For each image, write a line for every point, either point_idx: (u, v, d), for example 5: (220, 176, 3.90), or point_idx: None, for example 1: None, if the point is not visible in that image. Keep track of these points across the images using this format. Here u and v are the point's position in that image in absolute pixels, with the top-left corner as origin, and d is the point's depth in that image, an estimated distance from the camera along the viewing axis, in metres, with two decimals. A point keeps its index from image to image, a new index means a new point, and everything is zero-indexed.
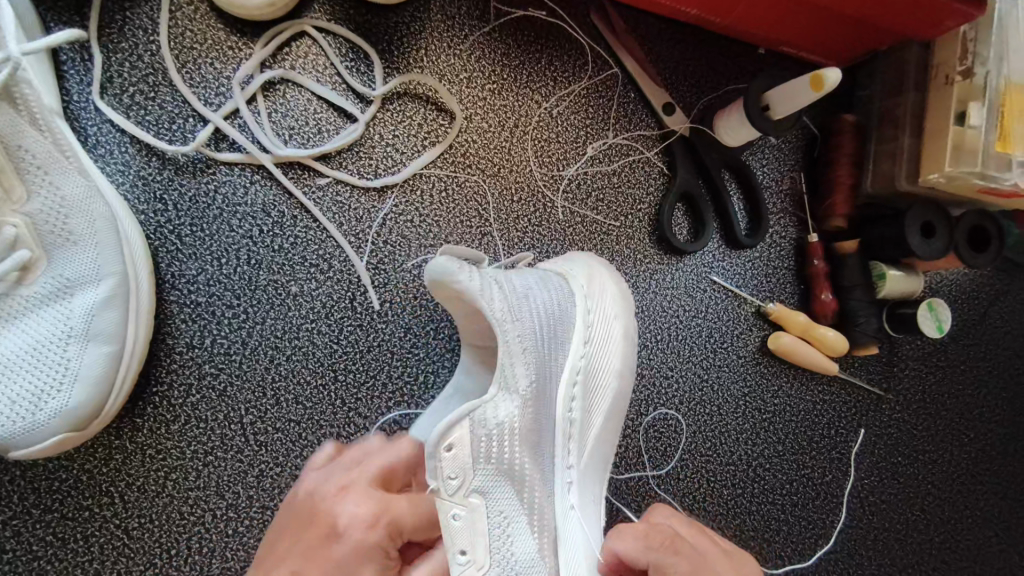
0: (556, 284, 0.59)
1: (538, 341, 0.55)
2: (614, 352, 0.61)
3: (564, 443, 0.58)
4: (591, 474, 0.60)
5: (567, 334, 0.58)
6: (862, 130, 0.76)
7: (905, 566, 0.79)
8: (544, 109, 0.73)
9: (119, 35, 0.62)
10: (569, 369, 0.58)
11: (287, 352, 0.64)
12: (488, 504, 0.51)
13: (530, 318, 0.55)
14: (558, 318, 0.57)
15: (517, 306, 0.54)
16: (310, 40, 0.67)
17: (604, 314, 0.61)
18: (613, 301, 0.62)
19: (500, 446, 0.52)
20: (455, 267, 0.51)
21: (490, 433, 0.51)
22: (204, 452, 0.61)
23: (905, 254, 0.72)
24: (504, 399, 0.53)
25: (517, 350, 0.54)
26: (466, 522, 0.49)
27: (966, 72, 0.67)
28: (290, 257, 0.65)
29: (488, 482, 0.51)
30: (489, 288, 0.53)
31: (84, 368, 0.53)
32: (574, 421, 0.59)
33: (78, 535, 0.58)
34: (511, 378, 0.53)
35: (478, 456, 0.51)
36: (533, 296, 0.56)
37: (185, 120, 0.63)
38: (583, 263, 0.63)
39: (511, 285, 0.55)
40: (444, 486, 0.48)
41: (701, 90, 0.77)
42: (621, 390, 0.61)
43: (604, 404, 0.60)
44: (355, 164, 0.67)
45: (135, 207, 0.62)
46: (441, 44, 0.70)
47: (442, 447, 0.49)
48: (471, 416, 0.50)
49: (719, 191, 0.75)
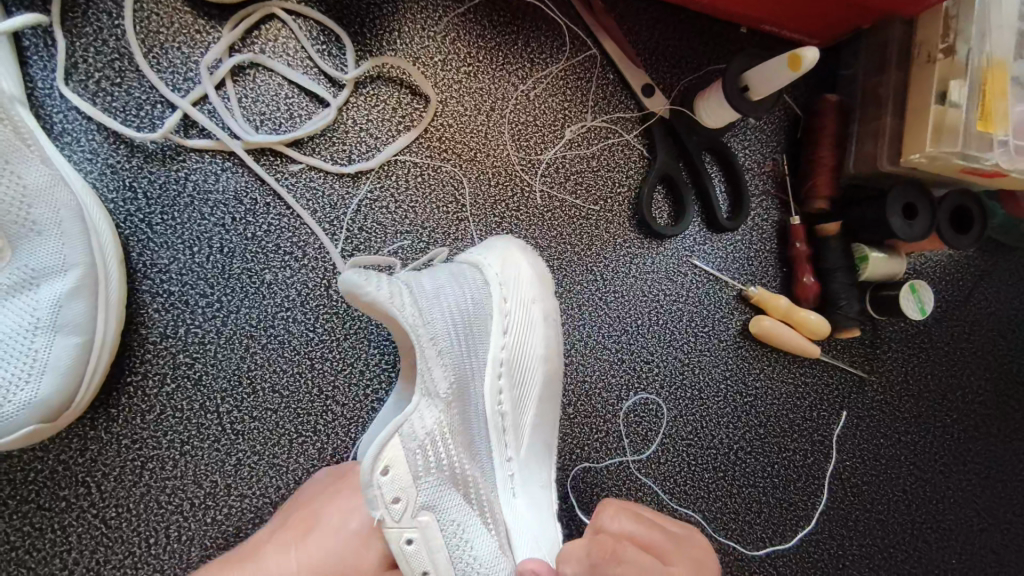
0: (467, 276, 0.58)
1: (453, 340, 0.55)
2: (536, 337, 0.60)
3: (499, 436, 0.58)
4: (535, 462, 0.60)
5: (482, 327, 0.57)
6: (845, 110, 0.76)
7: (887, 547, 0.79)
8: (521, 92, 0.72)
9: (83, 20, 0.61)
10: (491, 362, 0.58)
11: (262, 341, 0.63)
12: (439, 518, 0.51)
13: (443, 317, 0.55)
14: (470, 312, 0.57)
15: (427, 308, 0.54)
16: (279, 23, 0.66)
17: (520, 301, 0.59)
18: (528, 286, 0.60)
19: (438, 450, 0.53)
20: (363, 279, 0.50)
21: (423, 443, 0.52)
22: (180, 442, 0.61)
23: (888, 235, 0.72)
24: (428, 406, 0.53)
25: (431, 353, 0.54)
26: (422, 543, 0.50)
27: (948, 50, 0.66)
28: (263, 245, 0.64)
29: (436, 495, 0.52)
30: (399, 293, 0.52)
31: (52, 359, 0.52)
32: (505, 413, 0.59)
33: (54, 525, 0.58)
34: (431, 384, 0.54)
35: (419, 471, 0.51)
36: (444, 293, 0.55)
37: (154, 106, 0.62)
38: (499, 249, 0.61)
39: (420, 286, 0.54)
40: (389, 513, 0.49)
41: (682, 70, 0.76)
42: (548, 374, 0.61)
43: (534, 393, 0.60)
44: (328, 149, 0.66)
45: (104, 195, 0.61)
46: (414, 25, 0.69)
47: (379, 470, 0.49)
48: (397, 434, 0.50)
49: (700, 174, 0.74)
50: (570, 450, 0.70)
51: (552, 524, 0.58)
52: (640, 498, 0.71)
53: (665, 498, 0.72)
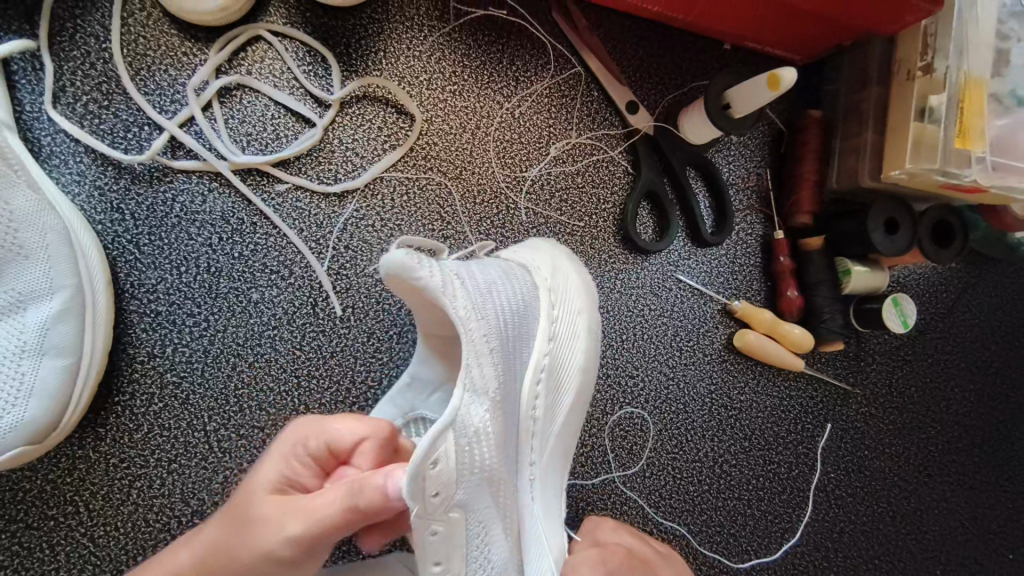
0: (518, 276, 0.58)
1: (504, 340, 0.54)
2: (576, 344, 0.62)
3: (527, 440, 0.59)
4: (555, 468, 0.61)
5: (531, 330, 0.58)
6: (827, 126, 0.76)
7: (872, 558, 0.80)
8: (506, 109, 0.72)
9: (71, 44, 0.62)
10: (533, 366, 0.58)
11: (250, 359, 0.64)
12: (468, 517, 0.50)
13: (499, 317, 0.54)
14: (523, 313, 0.56)
15: (483, 303, 0.53)
16: (266, 45, 0.66)
17: (566, 309, 0.61)
18: (574, 295, 0.62)
19: (479, 453, 0.50)
20: (417, 264, 0.48)
21: (469, 440, 0.49)
22: (167, 460, 0.61)
23: (870, 249, 0.72)
24: (474, 404, 0.50)
25: (484, 350, 0.51)
26: (445, 534, 0.48)
27: (926, 68, 0.67)
28: (250, 264, 0.65)
29: (467, 494, 0.49)
30: (454, 285, 0.51)
31: (39, 382, 0.53)
32: (538, 417, 0.59)
33: (43, 545, 0.58)
34: (480, 379, 0.51)
35: (461, 468, 0.48)
36: (498, 290, 0.55)
37: (141, 128, 0.63)
38: (547, 254, 0.64)
39: (473, 280, 0.53)
40: (427, 505, 0.45)
41: (665, 87, 0.77)
42: (583, 384, 0.62)
43: (567, 397, 0.61)
44: (314, 169, 0.66)
45: (91, 217, 0.62)
46: (400, 46, 0.70)
47: (429, 463, 0.44)
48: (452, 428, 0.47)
49: (684, 189, 0.74)
50: None
51: (559, 527, 0.59)
52: (626, 512, 0.72)
53: (650, 511, 0.73)
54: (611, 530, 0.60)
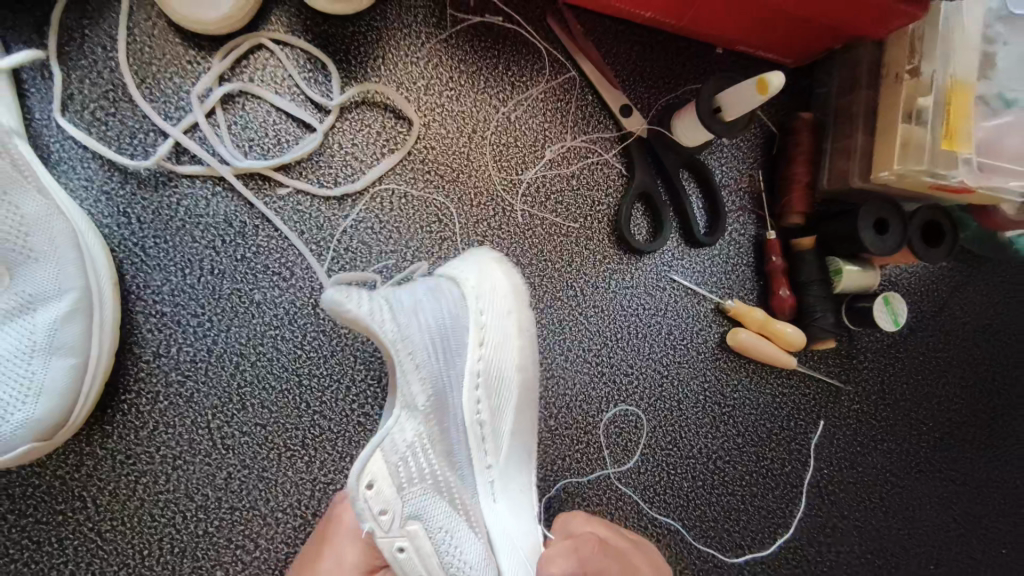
0: (444, 287, 0.58)
1: (431, 356, 0.56)
2: (509, 350, 0.59)
3: (477, 447, 0.58)
4: (515, 470, 0.59)
5: (459, 339, 0.57)
6: (819, 128, 0.78)
7: (865, 553, 0.81)
8: (502, 114, 0.74)
9: (79, 53, 0.64)
10: (467, 375, 0.57)
11: (252, 358, 0.66)
12: (427, 525, 0.53)
13: (422, 332, 0.55)
14: (449, 325, 0.57)
15: (407, 323, 0.55)
16: (267, 53, 0.68)
17: (496, 311, 0.58)
18: (503, 294, 0.59)
19: (417, 463, 0.54)
20: (344, 297, 0.51)
21: (404, 455, 0.54)
22: (172, 457, 0.63)
23: (860, 249, 0.74)
24: (409, 419, 0.55)
25: (410, 368, 0.55)
26: (414, 551, 0.51)
27: (913, 71, 0.68)
28: (252, 266, 0.66)
29: (421, 504, 0.53)
30: (379, 310, 0.53)
31: (49, 380, 0.54)
32: (484, 423, 0.58)
33: (52, 538, 0.60)
34: (410, 397, 0.55)
35: (402, 484, 0.53)
36: (422, 306, 0.56)
37: (146, 134, 0.65)
38: (476, 258, 0.61)
39: (399, 302, 0.55)
40: (377, 523, 0.51)
41: (659, 91, 0.78)
42: (525, 383, 0.59)
43: (511, 400, 0.59)
44: (315, 173, 0.68)
45: (98, 220, 0.64)
46: (398, 52, 0.71)
47: (364, 484, 0.51)
48: (380, 450, 0.53)
49: (677, 191, 0.76)
50: (553, 460, 0.72)
51: (533, 529, 0.57)
52: (621, 507, 0.73)
53: (645, 507, 0.74)
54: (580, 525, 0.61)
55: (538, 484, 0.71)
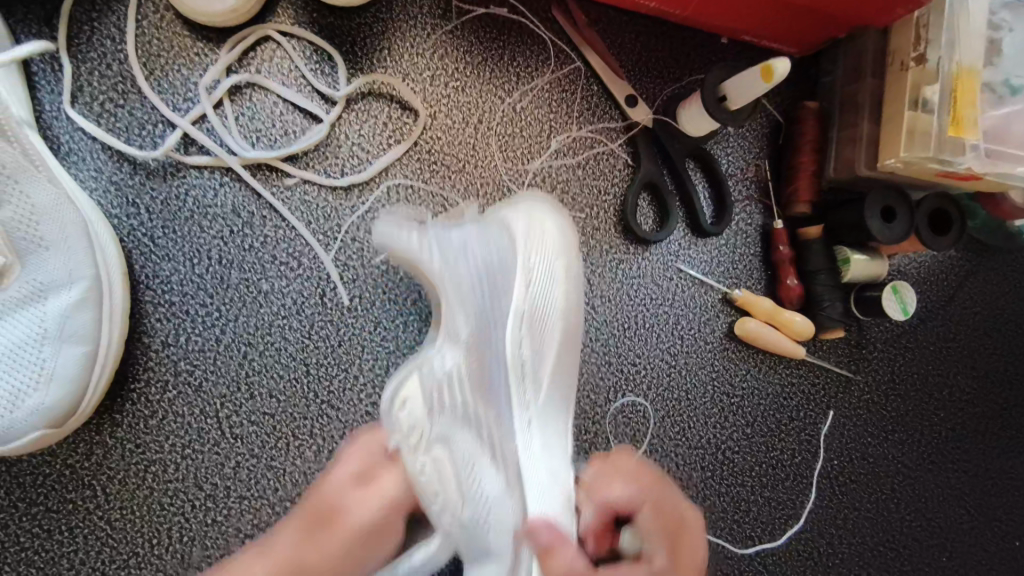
0: (495, 227, 0.62)
1: (478, 295, 0.60)
2: (557, 290, 0.63)
3: (519, 385, 0.59)
4: (554, 410, 0.60)
5: (507, 280, 0.61)
6: (825, 117, 0.78)
7: (876, 545, 0.80)
8: (508, 104, 0.74)
9: (88, 45, 0.64)
10: (513, 315, 0.60)
11: (260, 348, 0.66)
12: (452, 453, 0.56)
13: (473, 271, 0.60)
14: (499, 267, 0.61)
15: (458, 257, 0.61)
16: (274, 44, 0.69)
17: (544, 254, 0.63)
18: (551, 243, 0.63)
19: (452, 393, 0.57)
20: (400, 230, 0.62)
21: (438, 382, 0.58)
22: (181, 446, 0.63)
23: (868, 237, 0.73)
24: (449, 351, 0.59)
25: (456, 305, 0.60)
26: (434, 474, 0.55)
27: (919, 57, 0.68)
28: (260, 256, 0.67)
29: (448, 431, 0.56)
30: (430, 243, 0.61)
31: (59, 368, 0.55)
32: (526, 362, 0.60)
33: (62, 527, 0.61)
34: (453, 328, 0.60)
35: (432, 405, 0.57)
36: (473, 248, 0.61)
37: (155, 126, 0.65)
38: (524, 206, 0.65)
39: (451, 236, 0.62)
40: (404, 439, 0.56)
41: (664, 81, 0.78)
42: (567, 324, 0.63)
43: (553, 337, 0.62)
44: (321, 163, 0.69)
45: (108, 211, 0.64)
46: (404, 43, 0.72)
47: (396, 405, 0.57)
48: (416, 374, 0.58)
49: (683, 180, 0.76)
50: None
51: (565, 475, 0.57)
52: None
53: None
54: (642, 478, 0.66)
55: None
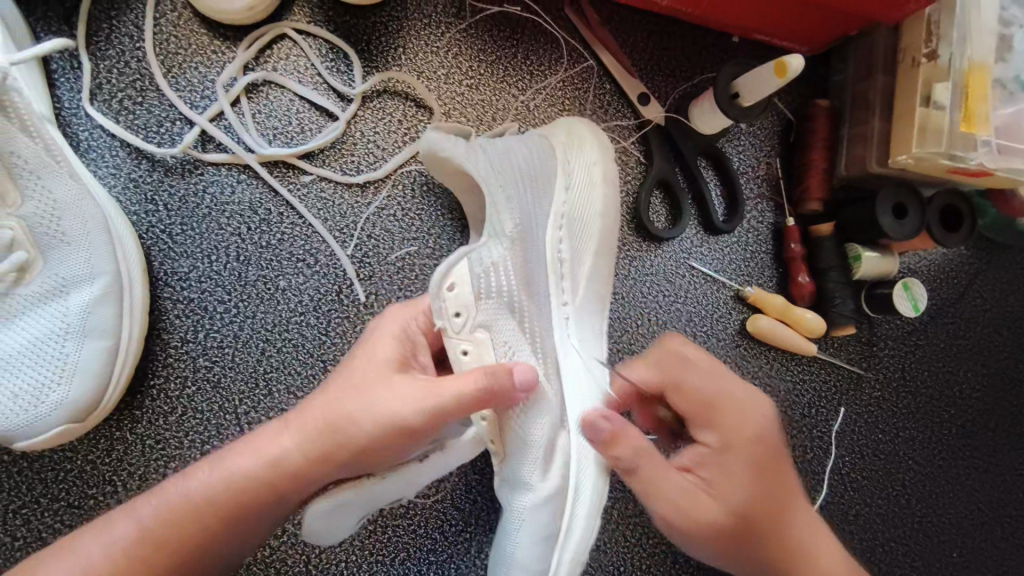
0: (537, 142, 0.67)
1: (518, 181, 0.63)
2: (593, 197, 0.68)
3: (556, 282, 0.64)
4: (590, 316, 0.66)
5: (548, 171, 0.66)
6: (835, 115, 0.78)
7: (888, 541, 0.81)
8: (522, 102, 0.75)
9: (106, 43, 0.65)
10: (554, 211, 0.66)
11: (278, 344, 0.66)
12: (494, 336, 0.57)
13: (512, 168, 0.63)
14: (538, 163, 0.65)
15: (500, 165, 0.63)
16: (290, 42, 0.69)
17: (583, 163, 0.68)
18: (590, 147, 0.69)
19: (496, 280, 0.58)
20: (443, 140, 0.62)
21: (485, 268, 0.58)
22: (200, 441, 0.64)
23: (880, 235, 0.74)
24: (496, 243, 0.60)
25: (502, 197, 0.61)
26: (476, 356, 0.56)
27: (931, 55, 0.69)
28: (277, 253, 0.67)
29: (490, 317, 0.57)
30: (476, 154, 0.62)
31: (83, 362, 0.55)
32: (563, 260, 0.65)
33: (83, 522, 0.61)
34: (498, 226, 0.60)
35: (479, 291, 0.57)
36: (514, 151, 0.65)
37: (173, 123, 0.66)
38: (564, 125, 0.71)
39: (493, 149, 0.64)
40: (450, 323, 0.55)
41: (676, 79, 0.79)
42: (604, 230, 0.68)
43: (589, 263, 0.67)
44: (337, 161, 0.69)
45: (127, 208, 0.65)
46: (419, 41, 0.72)
47: (446, 286, 0.55)
48: (469, 257, 0.57)
49: (696, 178, 0.76)
50: None
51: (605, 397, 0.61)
52: None
53: None
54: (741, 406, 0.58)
55: None
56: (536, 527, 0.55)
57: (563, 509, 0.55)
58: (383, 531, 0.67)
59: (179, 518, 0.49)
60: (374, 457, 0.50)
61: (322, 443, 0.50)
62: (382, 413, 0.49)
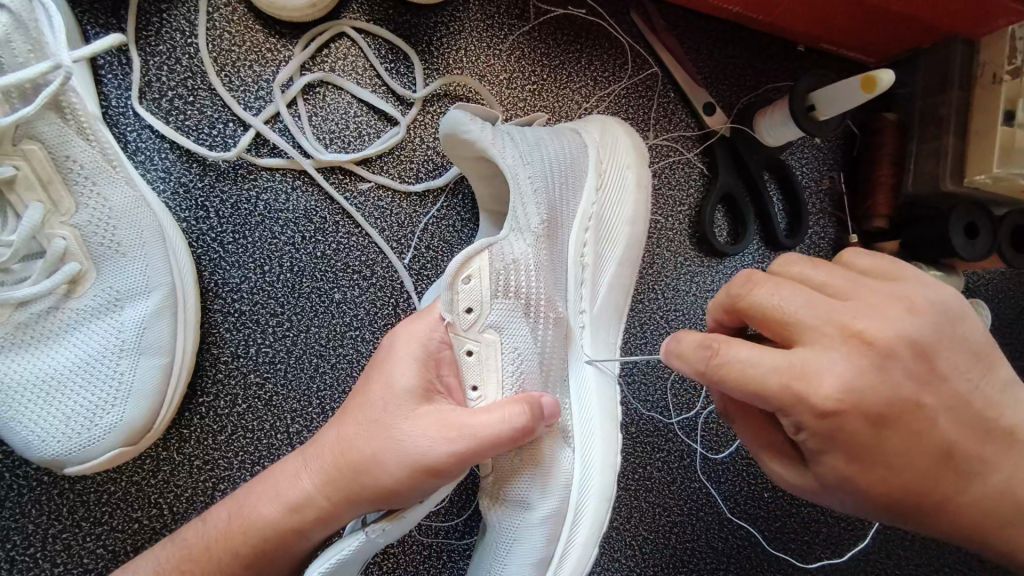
0: (569, 137, 0.60)
1: (549, 179, 0.57)
2: (625, 202, 0.61)
3: (576, 287, 0.59)
4: (605, 322, 0.61)
5: (579, 177, 0.59)
6: (904, 130, 0.75)
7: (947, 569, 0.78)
8: (585, 109, 0.71)
9: (157, 38, 0.61)
10: (580, 215, 0.59)
11: (332, 360, 0.63)
12: (504, 340, 0.52)
13: (542, 162, 0.57)
14: (569, 162, 0.58)
15: (530, 153, 0.56)
16: (348, 42, 0.65)
17: (615, 165, 0.61)
18: (624, 152, 0.62)
19: (517, 281, 0.53)
20: (467, 120, 0.54)
21: (507, 266, 0.53)
22: (251, 463, 0.60)
23: (948, 254, 0.71)
24: (516, 240, 0.54)
25: (529, 191, 0.55)
26: (482, 356, 0.51)
27: (1014, 71, 0.67)
28: (332, 264, 0.63)
29: (502, 319, 0.52)
30: (501, 140, 0.55)
31: (138, 382, 0.52)
32: (587, 265, 0.60)
33: (128, 548, 0.57)
34: (521, 220, 0.55)
35: (497, 290, 0.52)
36: (547, 142, 0.58)
37: (225, 125, 0.62)
38: (597, 121, 0.64)
39: (521, 136, 0.57)
40: (460, 321, 0.50)
41: (741, 89, 0.76)
42: (633, 239, 0.62)
43: (610, 271, 0.61)
44: (396, 168, 0.65)
45: (176, 214, 0.61)
46: (480, 44, 0.69)
47: (461, 277, 0.50)
48: (489, 249, 0.52)
49: (760, 193, 0.73)
50: (634, 468, 0.70)
51: (614, 434, 0.58)
52: (701, 515, 0.72)
53: (727, 515, 0.73)
54: (846, 369, 0.40)
55: (619, 493, 0.70)
56: (532, 547, 0.52)
57: (560, 533, 0.53)
58: (439, 557, 0.63)
59: (221, 557, 0.46)
60: (399, 499, 0.46)
61: (341, 484, 0.45)
62: (408, 453, 0.44)
